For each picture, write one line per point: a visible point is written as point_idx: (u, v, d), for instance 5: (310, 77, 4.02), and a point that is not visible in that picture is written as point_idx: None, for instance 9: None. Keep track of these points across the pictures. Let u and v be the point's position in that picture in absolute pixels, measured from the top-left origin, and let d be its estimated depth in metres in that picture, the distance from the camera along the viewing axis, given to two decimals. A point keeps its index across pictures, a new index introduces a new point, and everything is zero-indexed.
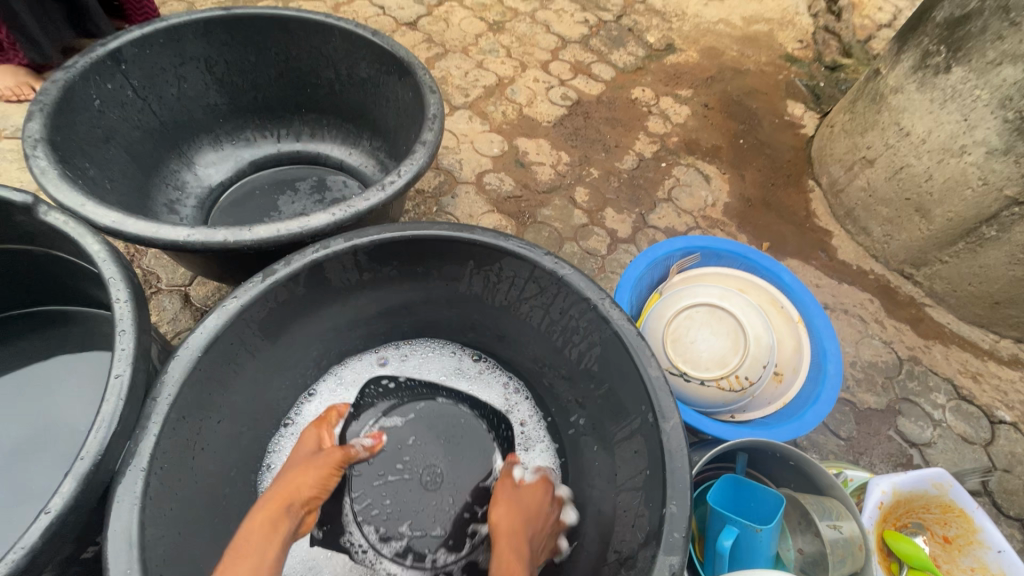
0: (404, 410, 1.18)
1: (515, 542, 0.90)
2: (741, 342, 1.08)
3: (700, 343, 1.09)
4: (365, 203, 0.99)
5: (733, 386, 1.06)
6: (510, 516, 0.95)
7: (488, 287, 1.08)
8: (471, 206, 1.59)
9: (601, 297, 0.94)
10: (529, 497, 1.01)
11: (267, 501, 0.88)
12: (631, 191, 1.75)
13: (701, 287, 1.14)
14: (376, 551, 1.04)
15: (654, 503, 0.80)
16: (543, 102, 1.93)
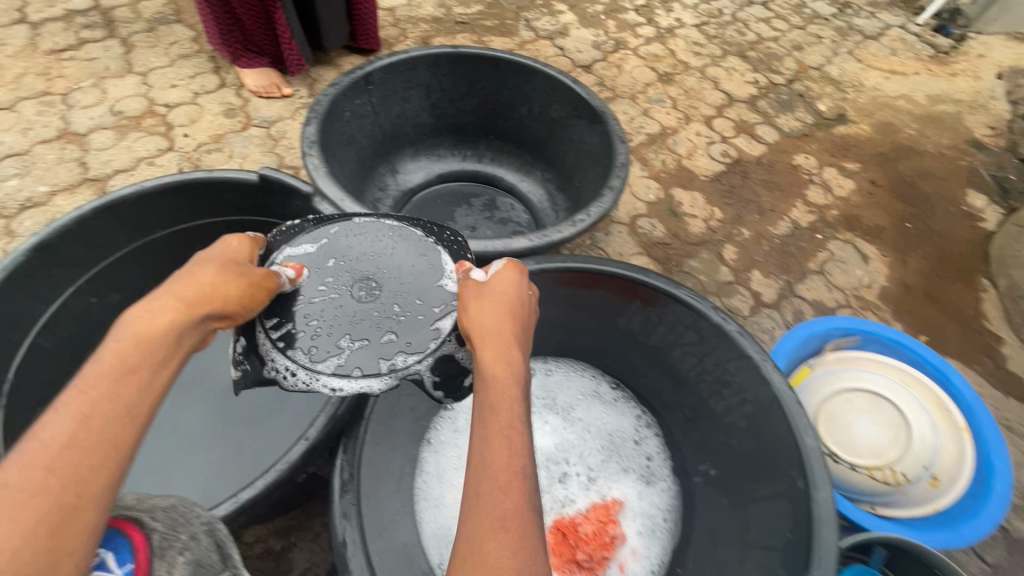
0: (316, 235, 0.99)
1: (504, 342, 0.71)
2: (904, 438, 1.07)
3: (857, 428, 1.09)
4: (558, 235, 1.12)
5: (887, 479, 1.05)
6: (486, 315, 0.75)
7: (646, 327, 1.16)
8: (623, 245, 1.68)
9: (760, 355, 0.98)
10: (511, 291, 0.80)
11: (158, 305, 0.61)
12: (781, 257, 1.75)
13: (867, 374, 1.14)
14: (309, 370, 0.86)
15: (795, 566, 0.84)
16: (702, 156, 1.99)
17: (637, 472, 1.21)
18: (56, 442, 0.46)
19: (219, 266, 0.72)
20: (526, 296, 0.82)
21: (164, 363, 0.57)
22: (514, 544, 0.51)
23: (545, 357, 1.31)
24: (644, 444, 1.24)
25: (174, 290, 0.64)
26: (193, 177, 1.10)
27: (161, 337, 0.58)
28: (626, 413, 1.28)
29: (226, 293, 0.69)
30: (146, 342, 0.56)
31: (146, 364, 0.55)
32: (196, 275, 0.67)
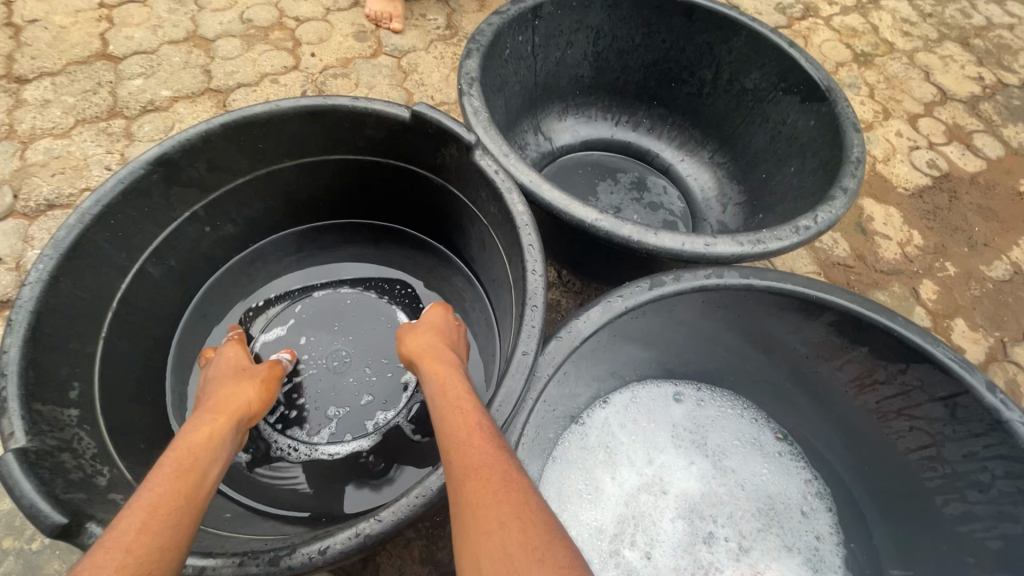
0: (283, 318, 1.11)
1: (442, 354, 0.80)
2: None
3: None
4: (777, 243, 0.85)
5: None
6: (420, 341, 0.84)
7: (862, 383, 0.88)
8: (795, 258, 1.38)
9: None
10: (440, 319, 0.91)
11: (196, 420, 0.71)
12: (994, 307, 1.39)
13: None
14: (308, 444, 0.99)
15: None
16: (902, 162, 1.61)
17: (801, 555, 0.93)
18: (134, 526, 0.53)
19: (231, 371, 0.86)
20: (457, 322, 0.93)
21: (213, 465, 0.65)
22: (481, 482, 0.56)
23: (701, 382, 1.06)
24: (811, 519, 0.95)
25: (206, 404, 0.76)
26: (337, 104, 0.92)
27: (204, 441, 0.67)
28: (791, 474, 0.99)
29: (249, 396, 0.80)
30: (182, 447, 0.65)
31: (197, 460, 0.63)
32: (220, 389, 0.80)
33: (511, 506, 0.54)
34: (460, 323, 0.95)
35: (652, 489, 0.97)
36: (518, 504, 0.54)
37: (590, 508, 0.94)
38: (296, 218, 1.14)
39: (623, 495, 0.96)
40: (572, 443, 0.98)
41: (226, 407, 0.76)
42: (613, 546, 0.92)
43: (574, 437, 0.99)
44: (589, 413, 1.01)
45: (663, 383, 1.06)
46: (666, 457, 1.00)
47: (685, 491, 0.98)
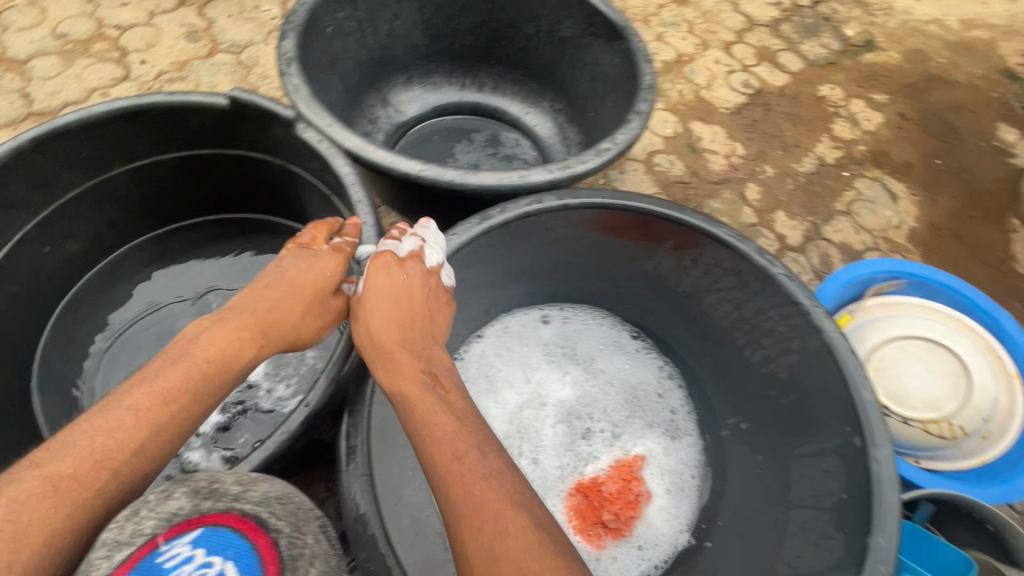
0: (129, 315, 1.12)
1: (401, 354, 0.76)
2: (957, 392, 1.00)
3: (911, 378, 1.01)
4: (582, 166, 0.98)
5: (943, 432, 0.98)
6: (378, 328, 0.79)
7: (677, 271, 1.03)
8: (639, 184, 1.55)
9: (806, 299, 0.87)
10: (390, 297, 0.82)
11: (225, 330, 0.77)
12: (806, 197, 1.63)
13: (913, 322, 1.05)
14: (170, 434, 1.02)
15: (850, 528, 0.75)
16: (722, 86, 1.82)
17: (662, 426, 1.09)
18: (125, 445, 0.64)
19: (306, 298, 0.83)
20: (415, 284, 0.83)
21: (219, 388, 0.73)
22: (480, 513, 0.60)
23: (562, 304, 1.18)
24: (668, 398, 1.12)
25: (254, 317, 0.79)
26: (153, 102, 0.93)
27: (218, 364, 0.74)
28: (648, 364, 1.15)
29: (304, 329, 0.83)
30: (198, 365, 0.72)
31: (202, 386, 0.71)
32: (280, 305, 0.82)
33: (520, 528, 0.59)
34: (411, 278, 0.84)
35: (533, 403, 1.09)
36: (522, 526, 0.59)
37: (478, 430, 1.05)
38: (147, 225, 1.13)
39: (506, 412, 1.07)
40: None
41: (254, 332, 0.78)
42: None
43: None
44: (466, 348, 1.11)
45: (530, 311, 1.18)
46: (542, 373, 1.12)
47: (562, 398, 1.11)
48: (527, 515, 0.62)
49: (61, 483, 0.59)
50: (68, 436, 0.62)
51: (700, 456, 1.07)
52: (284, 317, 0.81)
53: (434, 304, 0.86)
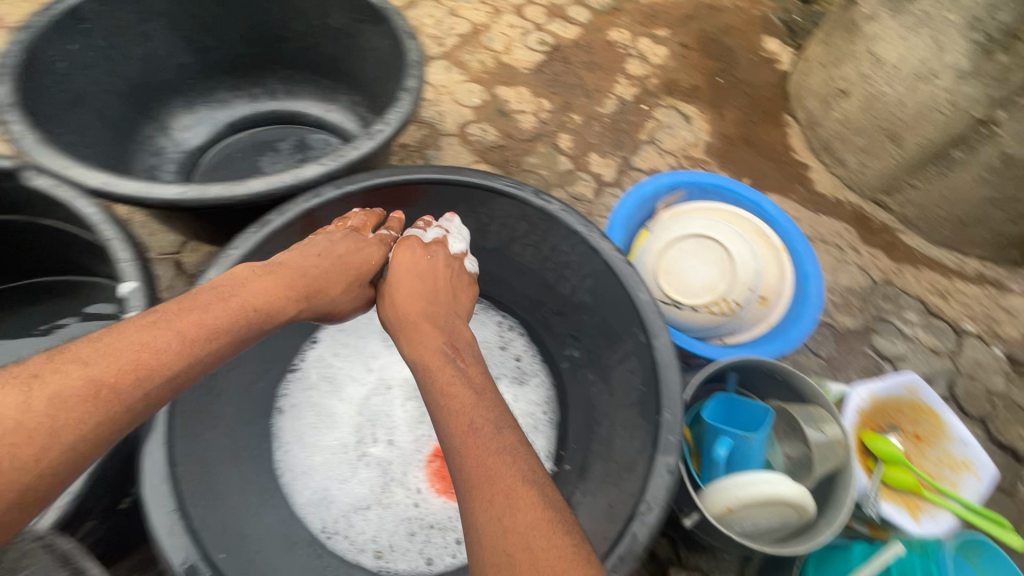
0: None
1: (430, 321, 0.87)
2: (729, 272, 1.09)
3: (692, 272, 1.10)
4: (356, 153, 1.00)
5: (724, 310, 1.09)
6: (407, 305, 0.90)
7: (479, 230, 1.09)
8: (457, 157, 1.60)
9: (582, 227, 0.95)
10: (417, 274, 0.94)
11: (265, 278, 0.79)
12: (613, 135, 1.77)
13: (690, 220, 1.14)
14: None
15: (647, 414, 0.85)
16: (520, 48, 1.91)
17: (506, 376, 1.18)
18: (155, 362, 0.62)
19: (353, 275, 0.92)
20: (439, 263, 0.96)
21: (255, 328, 0.74)
22: (492, 485, 0.60)
23: None
24: (512, 347, 1.21)
25: (302, 274, 0.83)
26: None
27: (258, 306, 0.75)
28: (487, 322, 1.23)
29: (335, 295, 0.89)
30: (241, 303, 0.73)
31: (238, 329, 0.71)
32: (320, 269, 0.86)
33: (531, 504, 0.58)
34: (435, 260, 0.97)
35: (379, 390, 1.13)
36: (531, 504, 0.59)
37: (328, 432, 1.06)
38: None
39: (355, 407, 1.10)
40: (294, 388, 1.08)
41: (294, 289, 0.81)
42: (358, 449, 1.07)
43: (294, 384, 1.08)
44: (302, 357, 1.11)
45: None
46: (384, 359, 1.15)
47: (408, 378, 1.14)
48: (539, 492, 0.61)
49: (100, 390, 0.57)
50: (115, 345, 0.60)
51: (546, 392, 1.16)
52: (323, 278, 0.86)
53: (459, 288, 0.98)
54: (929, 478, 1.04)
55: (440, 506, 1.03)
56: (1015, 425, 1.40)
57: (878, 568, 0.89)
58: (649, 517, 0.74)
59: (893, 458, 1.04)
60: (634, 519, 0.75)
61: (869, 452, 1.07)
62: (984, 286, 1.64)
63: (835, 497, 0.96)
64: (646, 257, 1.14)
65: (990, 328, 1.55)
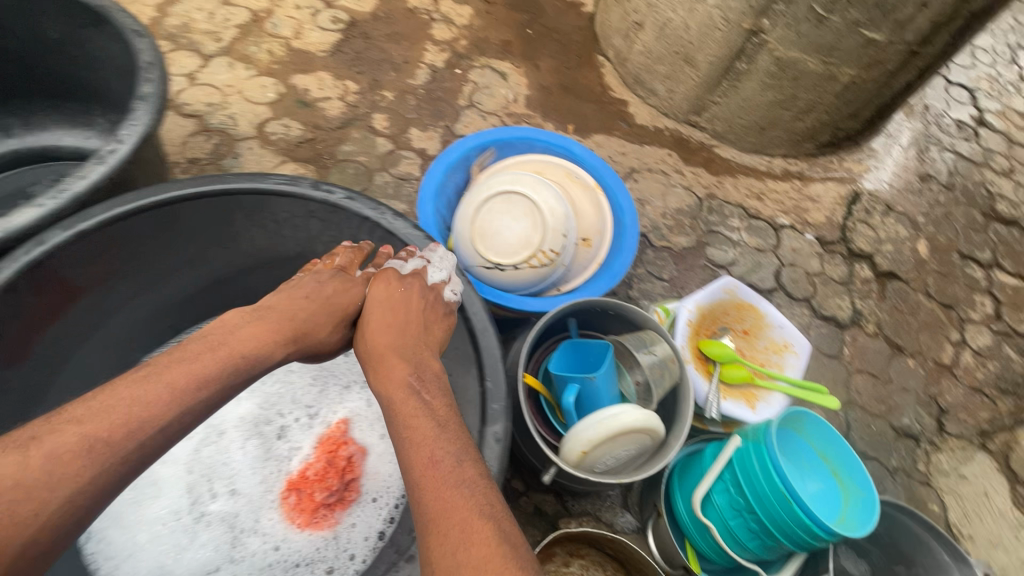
0: None
1: (387, 359, 0.82)
2: (540, 221, 1.07)
3: (506, 231, 1.07)
4: (83, 182, 0.85)
5: (543, 262, 1.07)
6: (378, 339, 0.86)
7: (271, 237, 0.98)
8: (260, 161, 1.44)
9: (371, 211, 0.89)
10: (389, 307, 0.90)
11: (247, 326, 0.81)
12: (431, 106, 1.70)
13: (495, 178, 1.12)
14: None
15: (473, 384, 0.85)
16: (312, 30, 1.75)
17: (357, 379, 1.07)
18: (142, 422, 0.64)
19: (337, 316, 0.91)
20: (413, 295, 0.91)
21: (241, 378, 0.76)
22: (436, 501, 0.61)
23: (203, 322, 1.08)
24: None
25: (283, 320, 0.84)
26: None
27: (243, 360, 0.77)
28: None
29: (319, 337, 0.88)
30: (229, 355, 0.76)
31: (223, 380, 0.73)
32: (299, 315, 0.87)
33: (484, 538, 0.57)
34: (409, 294, 0.91)
35: (208, 438, 0.99)
36: (485, 536, 0.57)
37: (151, 501, 0.93)
38: None
39: (181, 464, 0.97)
40: None
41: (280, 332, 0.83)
42: (195, 509, 0.95)
43: None
44: None
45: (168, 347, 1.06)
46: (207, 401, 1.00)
47: (241, 415, 1.01)
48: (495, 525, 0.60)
49: (95, 445, 0.60)
50: (108, 401, 0.64)
51: None
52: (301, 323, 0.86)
53: (432, 319, 0.89)
54: (759, 366, 1.13)
55: (304, 541, 0.93)
56: (833, 296, 1.58)
57: (723, 464, 0.95)
58: None
59: (727, 358, 1.11)
60: None
61: (707, 358, 1.14)
62: (791, 181, 1.80)
63: (679, 412, 1.01)
64: (460, 226, 1.10)
65: (801, 217, 1.72)
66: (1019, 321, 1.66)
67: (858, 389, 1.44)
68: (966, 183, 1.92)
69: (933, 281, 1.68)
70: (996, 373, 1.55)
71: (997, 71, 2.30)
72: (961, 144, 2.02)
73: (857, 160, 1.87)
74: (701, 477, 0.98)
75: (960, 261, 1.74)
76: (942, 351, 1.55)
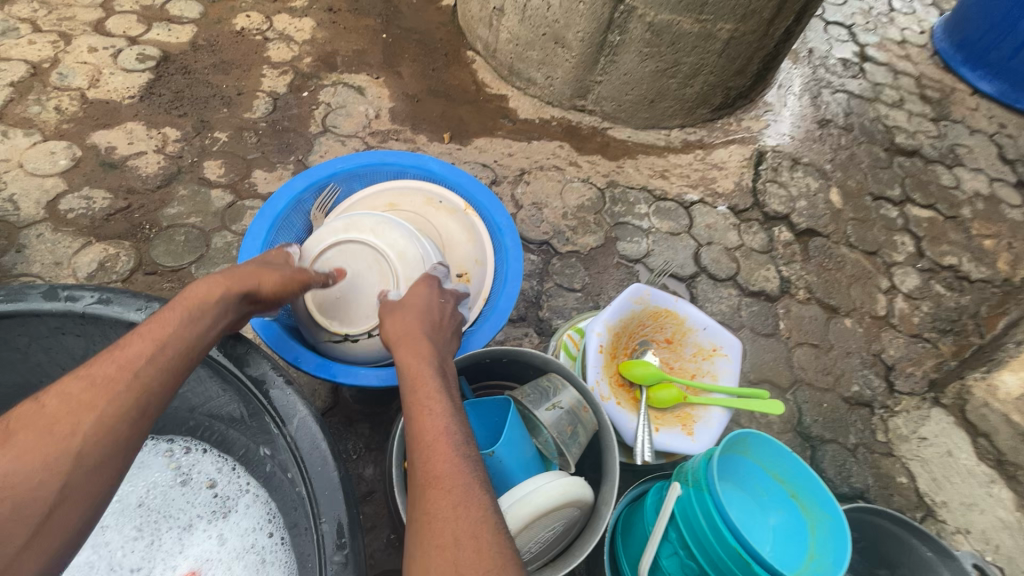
0: None
1: (415, 343, 0.75)
2: (389, 271, 0.90)
3: (349, 291, 0.89)
4: None
5: None
6: (405, 323, 0.79)
7: (21, 370, 0.72)
8: (55, 248, 1.15)
9: (138, 313, 0.66)
10: (425, 302, 0.82)
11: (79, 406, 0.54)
12: (276, 139, 1.44)
13: (327, 227, 0.93)
14: None
15: (310, 523, 0.62)
16: (114, 74, 1.46)
17: (201, 516, 0.84)
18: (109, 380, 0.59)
19: None
20: (449, 305, 0.86)
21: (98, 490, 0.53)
22: (431, 479, 0.59)
23: None
24: (197, 475, 0.87)
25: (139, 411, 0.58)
26: None
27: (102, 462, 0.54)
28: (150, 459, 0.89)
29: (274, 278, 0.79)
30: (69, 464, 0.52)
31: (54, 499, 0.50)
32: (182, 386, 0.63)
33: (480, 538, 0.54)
34: (447, 301, 0.86)
35: None
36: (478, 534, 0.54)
37: None
38: None
39: None
40: None
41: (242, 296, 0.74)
42: None
43: None
44: None
45: None
46: None
47: None
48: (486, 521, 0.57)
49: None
50: None
51: (267, 505, 0.83)
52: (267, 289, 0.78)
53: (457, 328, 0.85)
54: (689, 380, 0.98)
55: None
56: (758, 269, 1.46)
57: (666, 521, 0.78)
58: None
59: (652, 378, 0.95)
60: None
61: (631, 383, 0.97)
62: (694, 151, 1.68)
63: (607, 465, 0.82)
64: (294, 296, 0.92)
65: (709, 188, 1.59)
66: (941, 254, 1.61)
67: (802, 365, 1.32)
68: (863, 121, 1.87)
69: (852, 230, 1.60)
70: (931, 315, 1.47)
71: (870, 4, 2.28)
72: (850, 82, 1.97)
73: (755, 117, 1.78)
74: (645, 541, 0.81)
75: (873, 203, 1.67)
76: (876, 303, 1.47)
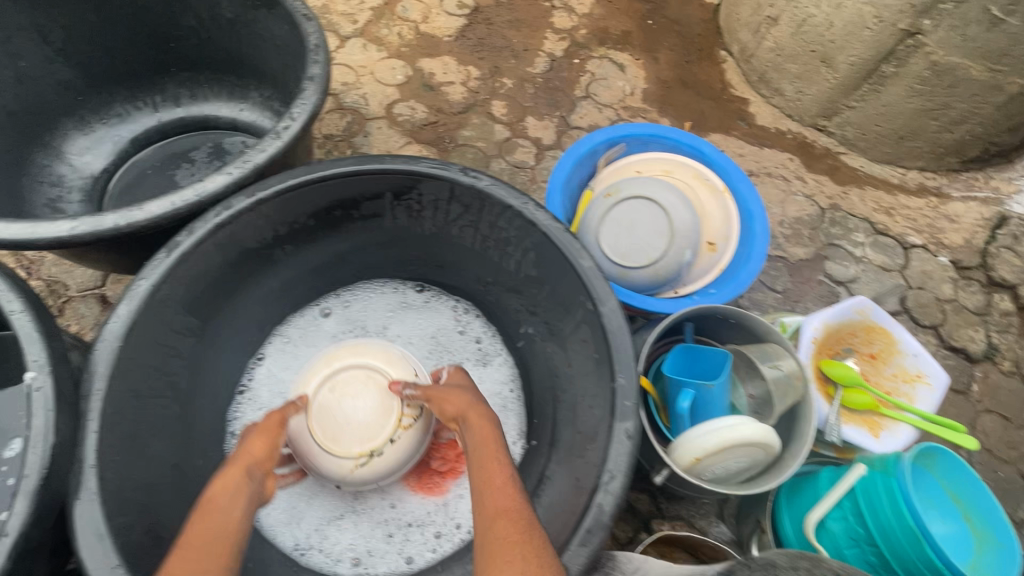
0: None
1: (482, 419, 0.79)
2: (381, 379, 0.97)
3: (352, 412, 0.94)
4: (261, 154, 0.93)
5: (413, 416, 0.96)
6: (457, 398, 0.84)
7: (412, 217, 1.03)
8: (387, 141, 1.53)
9: (515, 202, 0.91)
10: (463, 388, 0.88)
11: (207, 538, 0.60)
12: (548, 95, 1.71)
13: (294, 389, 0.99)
14: None
15: (603, 381, 0.84)
16: (439, 14, 1.80)
17: (468, 359, 1.15)
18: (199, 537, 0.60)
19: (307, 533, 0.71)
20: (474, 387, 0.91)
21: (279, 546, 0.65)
22: (500, 512, 0.65)
23: (336, 291, 1.14)
24: (470, 331, 1.17)
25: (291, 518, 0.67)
26: None
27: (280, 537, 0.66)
28: (442, 308, 1.18)
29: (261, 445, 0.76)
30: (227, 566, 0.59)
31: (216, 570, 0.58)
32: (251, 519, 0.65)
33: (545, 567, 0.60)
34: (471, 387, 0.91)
35: None
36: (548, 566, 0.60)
37: None
38: None
39: None
40: None
41: (253, 464, 0.72)
42: None
43: (246, 405, 1.04)
44: (249, 377, 1.06)
45: (306, 311, 1.13)
46: None
47: None
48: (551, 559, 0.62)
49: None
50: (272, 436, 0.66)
51: (512, 371, 1.13)
52: (262, 450, 0.75)
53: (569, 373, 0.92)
54: (885, 395, 1.06)
55: (418, 504, 0.99)
56: (965, 327, 1.45)
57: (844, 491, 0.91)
58: (613, 485, 0.72)
59: (850, 381, 1.05)
60: (598, 490, 0.73)
61: (828, 379, 1.08)
62: (928, 197, 1.66)
63: (799, 431, 0.98)
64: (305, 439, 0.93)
65: (935, 237, 1.58)
66: None
67: (985, 430, 1.33)
68: None
69: None
70: None
71: None
72: None
73: (1007, 180, 1.69)
74: (816, 502, 0.95)
75: None
76: None
